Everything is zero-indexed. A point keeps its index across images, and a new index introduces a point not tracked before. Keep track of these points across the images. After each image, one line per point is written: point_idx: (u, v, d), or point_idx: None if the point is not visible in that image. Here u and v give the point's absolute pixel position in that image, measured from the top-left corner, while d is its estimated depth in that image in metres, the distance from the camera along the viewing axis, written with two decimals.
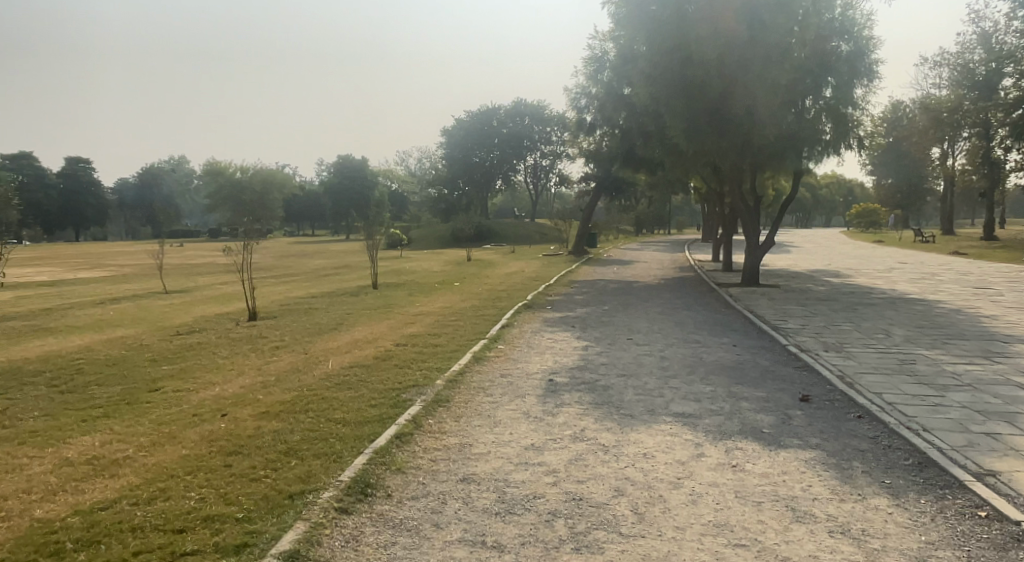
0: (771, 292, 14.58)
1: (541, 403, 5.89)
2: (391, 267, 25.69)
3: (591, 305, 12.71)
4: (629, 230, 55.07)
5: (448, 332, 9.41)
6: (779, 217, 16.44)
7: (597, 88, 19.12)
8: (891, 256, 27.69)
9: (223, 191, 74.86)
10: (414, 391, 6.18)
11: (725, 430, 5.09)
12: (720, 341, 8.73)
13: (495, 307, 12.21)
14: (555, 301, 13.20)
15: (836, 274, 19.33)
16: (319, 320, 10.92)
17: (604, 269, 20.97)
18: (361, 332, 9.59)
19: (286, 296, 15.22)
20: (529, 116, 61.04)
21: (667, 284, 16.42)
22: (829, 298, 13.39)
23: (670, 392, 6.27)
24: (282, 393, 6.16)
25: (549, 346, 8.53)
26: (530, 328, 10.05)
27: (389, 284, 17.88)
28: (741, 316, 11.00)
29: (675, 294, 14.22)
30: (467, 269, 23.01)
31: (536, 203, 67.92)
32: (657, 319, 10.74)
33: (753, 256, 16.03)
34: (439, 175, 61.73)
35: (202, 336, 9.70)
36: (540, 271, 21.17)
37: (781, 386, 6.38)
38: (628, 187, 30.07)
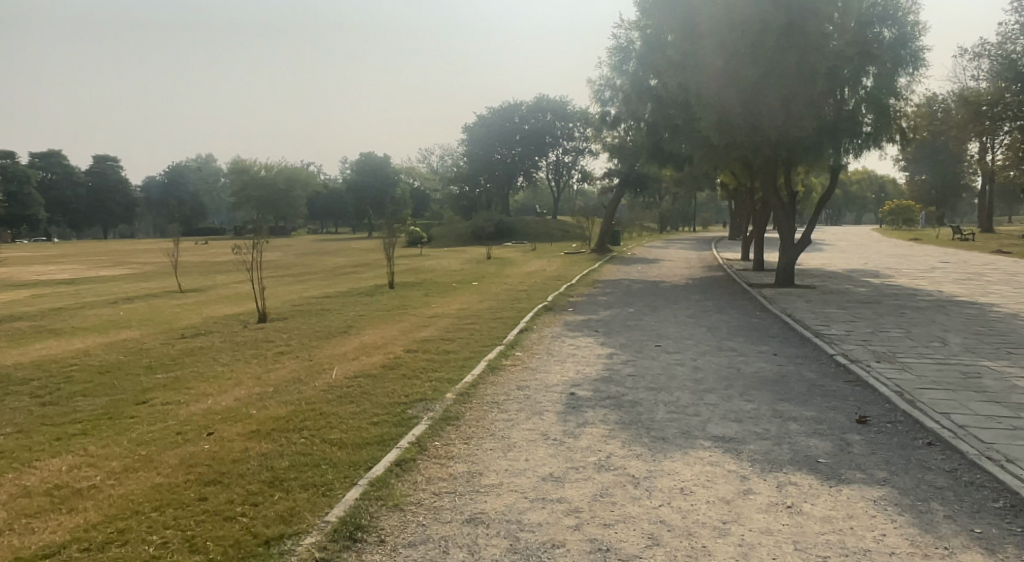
0: (808, 294, 13.78)
1: (561, 422, 5.27)
2: (411, 266, 25.18)
3: (616, 307, 12.04)
4: (653, 228, 54.10)
5: (463, 337, 8.80)
6: (815, 214, 15.60)
7: (622, 80, 18.35)
8: (931, 255, 26.52)
9: (247, 188, 75.25)
10: (421, 407, 5.58)
11: (775, 460, 4.43)
12: (758, 350, 8.02)
13: (514, 309, 11.59)
14: (578, 303, 12.55)
15: (875, 274, 18.40)
16: (329, 323, 10.39)
17: (629, 268, 20.24)
18: (372, 337, 9.02)
19: (299, 296, 14.76)
20: (552, 111, 60.25)
21: (696, 284, 15.67)
22: (871, 301, 12.55)
23: (706, 410, 5.62)
24: (278, 407, 5.60)
25: (571, 354, 7.89)
26: (551, 332, 9.42)
27: (406, 283, 17.35)
28: (778, 320, 10.27)
29: (704, 295, 13.48)
30: (487, 268, 22.42)
31: (559, 201, 67.13)
32: (687, 323, 10.05)
33: (788, 256, 15.39)
34: (461, 172, 61.27)
35: (207, 339, 9.21)
36: (562, 269, 20.50)
37: (833, 405, 5.68)
38: (654, 183, 29.23)
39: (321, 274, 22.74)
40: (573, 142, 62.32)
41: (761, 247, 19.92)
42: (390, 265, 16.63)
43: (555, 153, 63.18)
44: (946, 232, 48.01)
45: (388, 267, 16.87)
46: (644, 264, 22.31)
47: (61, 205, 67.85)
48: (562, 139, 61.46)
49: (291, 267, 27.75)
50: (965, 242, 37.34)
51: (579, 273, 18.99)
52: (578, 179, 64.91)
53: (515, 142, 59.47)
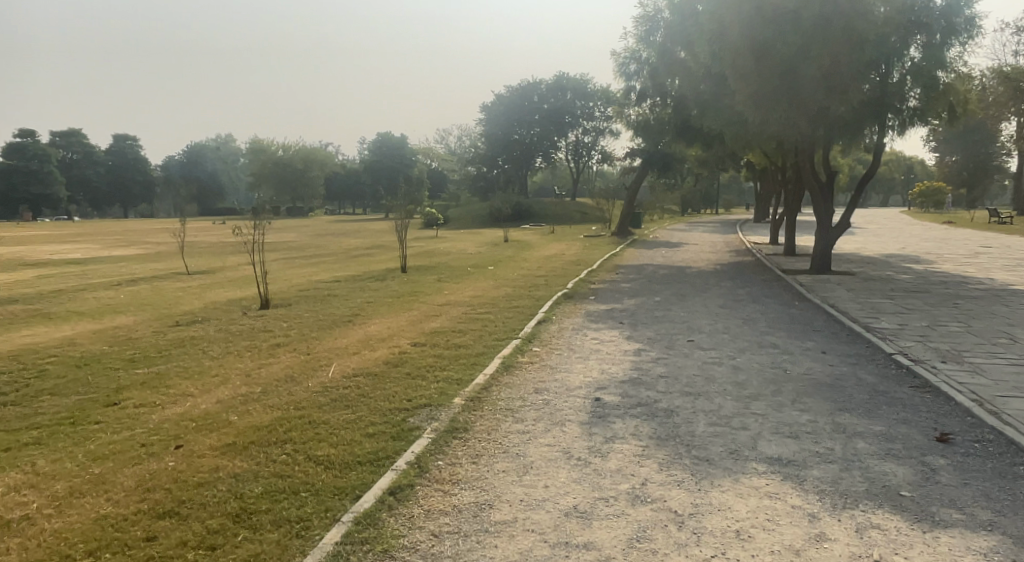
0: (846, 282, 12.87)
1: (587, 436, 4.54)
2: (426, 248, 24.48)
3: (642, 295, 11.25)
4: (674, 211, 52.94)
5: (476, 330, 8.07)
6: (855, 196, 14.62)
7: (649, 53, 17.35)
8: (971, 239, 25.25)
9: (265, 168, 74.99)
10: (425, 415, 4.86)
11: (847, 494, 3.66)
12: (803, 346, 7.22)
13: (532, 298, 10.86)
14: (600, 290, 11.78)
15: (915, 260, 17.37)
16: (335, 310, 9.71)
17: (652, 253, 19.39)
18: (379, 327, 8.31)
19: (307, 280, 14.11)
20: (572, 90, 58.96)
21: (725, 270, 14.81)
22: (918, 290, 11.63)
23: (753, 421, 4.86)
24: (263, 411, 4.91)
25: (595, 350, 7.14)
26: (572, 324, 8.67)
27: (420, 267, 16.65)
28: (820, 312, 9.44)
29: (735, 283, 12.63)
30: (504, 251, 21.68)
31: (578, 182, 66.02)
32: (721, 315, 9.25)
33: (824, 241, 14.52)
34: (479, 152, 60.40)
35: (202, 327, 8.55)
36: (583, 253, 19.67)
37: (903, 418, 4.89)
38: (677, 163, 28.18)
39: (333, 256, 22.09)
40: (592, 122, 61.08)
41: (793, 231, 18.95)
42: (403, 247, 15.92)
43: (574, 134, 62.05)
44: (980, 215, 46.42)
45: (400, 249, 16.16)
46: (667, 248, 21.40)
47: (82, 184, 68.07)
48: (581, 119, 60.27)
49: (304, 250, 27.16)
50: (1002, 226, 35.88)
51: (601, 257, 18.16)
52: (598, 159, 63.72)
53: (534, 122, 58.36)
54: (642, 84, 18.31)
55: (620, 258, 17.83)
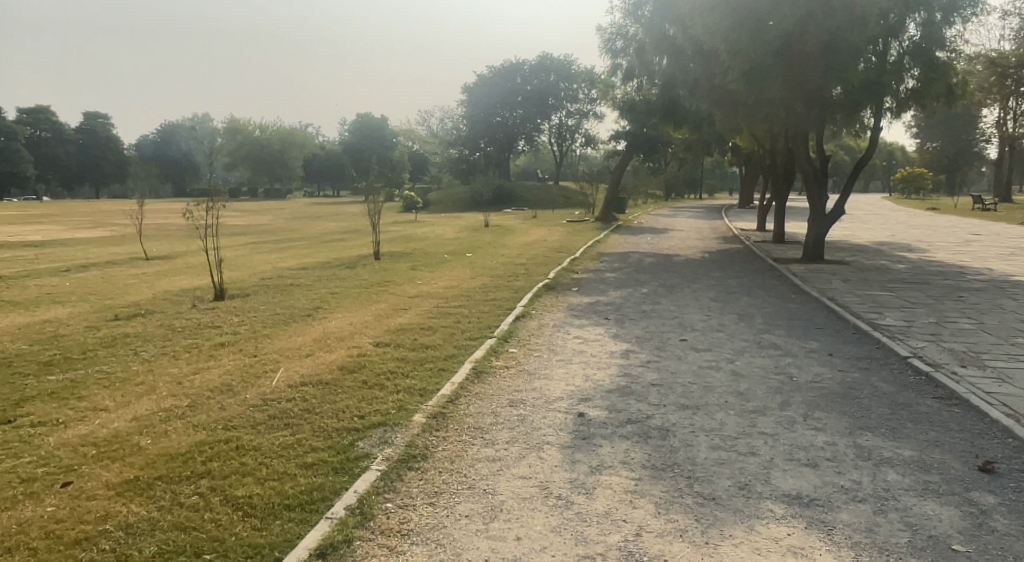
0: (841, 272, 12.27)
1: (568, 465, 3.82)
2: (404, 233, 23.58)
3: (628, 287, 10.54)
4: (658, 196, 52.36)
5: (448, 327, 7.30)
6: (850, 182, 13.98)
7: (636, 29, 16.49)
8: (959, 227, 24.86)
9: (241, 149, 73.18)
10: (377, 437, 4.08)
11: (888, 548, 2.97)
12: (807, 348, 6.55)
13: (511, 288, 10.11)
14: (585, 281, 11.05)
15: (907, 248, 16.84)
16: (295, 302, 8.88)
17: (637, 239, 18.74)
18: (339, 324, 7.51)
19: (273, 267, 13.24)
20: (555, 72, 57.85)
21: (714, 259, 14.15)
22: (917, 281, 11.04)
23: (762, 444, 4.17)
24: (183, 433, 4.12)
25: (578, 352, 6.42)
26: (553, 320, 7.94)
27: (395, 253, 15.82)
28: (819, 307, 8.78)
29: (726, 272, 11.96)
30: (484, 237, 20.89)
31: (562, 165, 65.14)
32: (714, 309, 8.57)
33: (817, 228, 13.86)
34: (461, 135, 59.24)
35: (142, 321, 7.69)
36: (566, 240, 18.91)
37: (934, 439, 4.22)
38: (663, 146, 27.46)
39: (306, 241, 21.15)
40: (576, 104, 60.15)
41: (782, 217, 18.34)
42: (377, 231, 15.06)
43: (558, 116, 61.09)
44: (964, 201, 46.35)
45: (373, 232, 15.27)
46: (653, 234, 20.72)
47: (50, 163, 65.87)
48: (566, 102, 59.31)
49: (278, 233, 26.17)
50: (986, 213, 35.65)
51: (585, 244, 17.42)
52: (582, 143, 62.86)
53: (517, 104, 57.27)
54: (628, 63, 17.45)
55: (605, 245, 17.13)
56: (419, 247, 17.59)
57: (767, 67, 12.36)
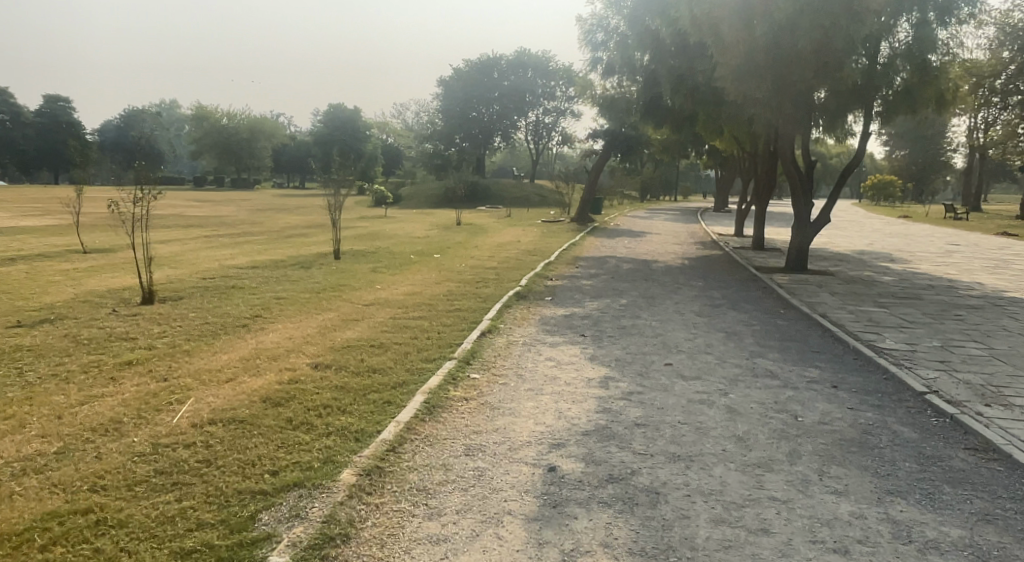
0: (828, 284, 11.61)
1: (533, 552, 2.94)
2: (370, 230, 22.47)
3: (605, 297, 9.70)
4: (633, 196, 51.86)
5: (403, 344, 6.39)
6: (838, 188, 13.32)
7: (618, 21, 15.60)
8: (937, 236, 24.57)
9: (208, 137, 70.95)
10: (287, 507, 3.18)
11: None
12: (808, 377, 5.77)
13: (478, 297, 9.20)
14: (559, 289, 10.18)
15: (890, 258, 16.31)
16: (231, 310, 7.87)
17: (613, 243, 17.97)
18: (276, 338, 6.55)
19: (221, 266, 12.14)
20: (532, 68, 56.89)
21: (695, 266, 13.41)
22: (910, 296, 10.40)
23: (775, 516, 3.33)
24: (34, 499, 3.19)
25: (550, 379, 5.54)
26: (522, 336, 7.05)
27: (357, 252, 14.80)
28: (813, 324, 8.04)
29: (708, 282, 11.21)
30: (454, 236, 19.91)
31: (537, 163, 64.32)
32: (700, 326, 7.77)
33: (803, 236, 13.19)
34: (436, 129, 58.00)
35: (46, 329, 6.66)
36: (540, 241, 18.05)
37: (983, 512, 3.43)
38: (641, 146, 26.74)
39: (265, 236, 19.95)
40: (553, 102, 59.33)
41: (763, 223, 17.70)
42: (337, 229, 14.00)
43: (535, 113, 60.21)
44: (937, 209, 46.62)
45: (334, 229, 14.20)
46: (630, 237, 19.95)
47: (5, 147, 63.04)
48: (542, 98, 58.48)
49: (237, 227, 24.87)
50: (959, 222, 35.73)
51: (560, 246, 16.58)
52: (558, 141, 62.10)
53: (493, 99, 56.21)
54: (608, 57, 16.57)
55: (581, 248, 16.30)
56: (385, 246, 16.57)
57: (757, 65, 11.61)
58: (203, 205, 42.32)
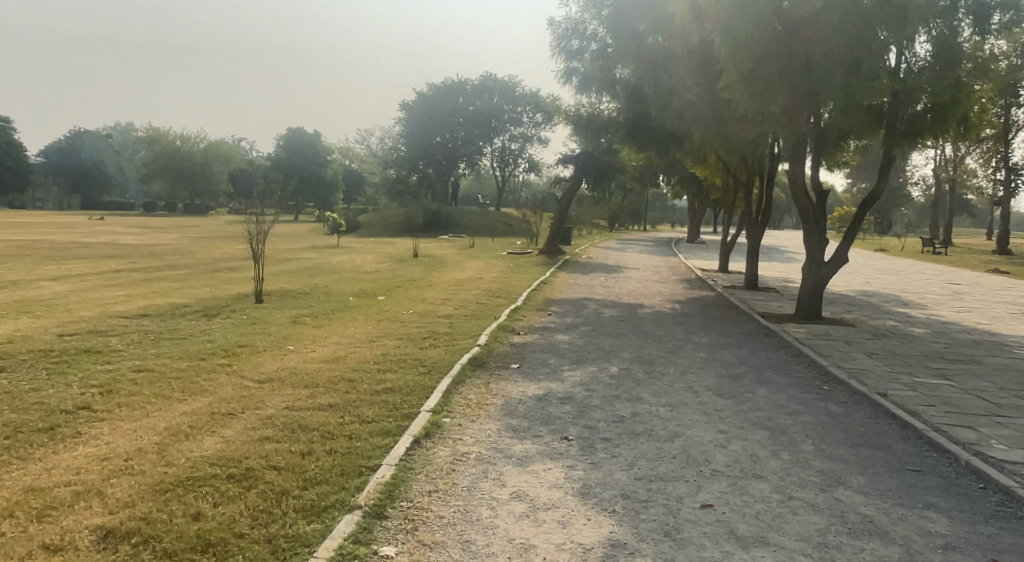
0: (855, 339, 9.60)
1: None
2: (315, 263, 20.01)
3: (589, 363, 7.46)
4: (602, 226, 50.20)
5: (284, 471, 3.96)
6: (855, 222, 11.33)
7: (598, 27, 13.58)
8: (930, 273, 23.08)
9: (159, 160, 67.68)
10: None
11: None
12: (938, 538, 3.56)
13: (422, 365, 6.82)
14: (529, 350, 7.90)
15: (900, 302, 14.49)
16: (49, 396, 5.31)
17: (589, 281, 15.83)
18: (79, 460, 4.05)
19: (99, 314, 9.51)
20: (498, 94, 55.33)
21: (688, 313, 11.32)
22: (964, 360, 8.38)
23: None
24: None
25: (521, 555, 3.20)
26: (475, 445, 4.67)
27: (286, 293, 12.33)
28: (878, 412, 5.90)
29: (712, 338, 9.08)
30: (408, 271, 17.56)
31: (503, 190, 62.54)
32: (729, 418, 5.57)
33: (816, 277, 11.16)
34: (398, 154, 55.79)
35: None
36: (505, 278, 15.78)
37: None
38: (614, 173, 24.84)
39: (188, 270, 17.32)
40: (520, 128, 57.87)
41: (757, 260, 15.73)
42: (259, 265, 11.52)
43: (501, 139, 58.58)
44: (908, 241, 45.94)
45: (254, 265, 11.67)
46: (606, 273, 17.87)
47: None
48: (508, 124, 56.94)
49: (164, 257, 22.08)
50: (935, 256, 34.69)
51: (529, 285, 14.32)
52: (524, 168, 60.50)
53: (457, 124, 54.40)
54: (584, 68, 14.47)
55: (553, 288, 14.11)
56: (324, 283, 14.16)
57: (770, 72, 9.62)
58: (141, 232, 39.16)
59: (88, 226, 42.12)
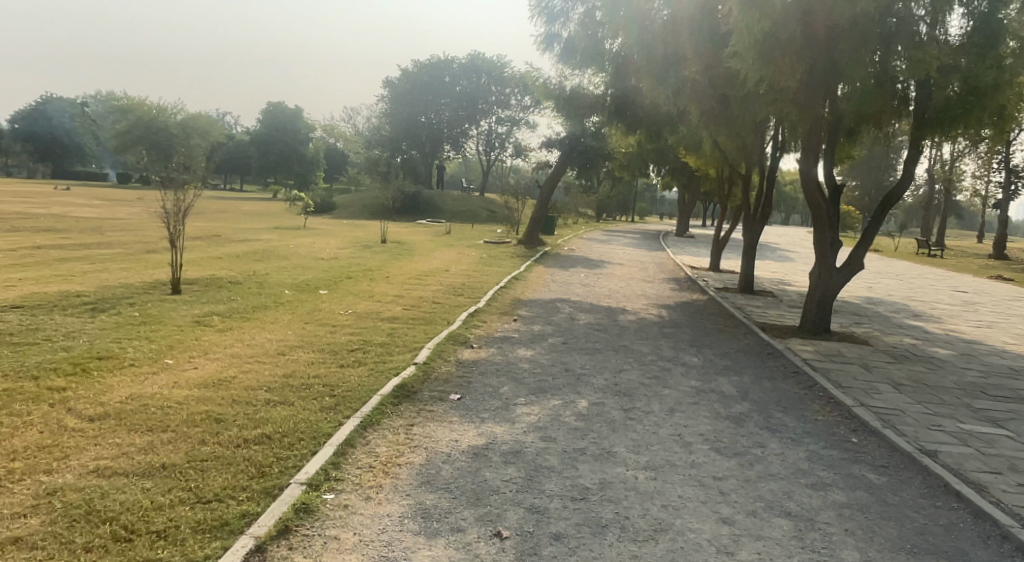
0: (874, 362, 8.07)
1: None
2: (270, 246, 18.26)
3: (552, 393, 5.85)
4: (589, 215, 48.63)
5: None
6: (875, 222, 9.74)
7: None
8: (932, 278, 21.72)
9: (132, 131, 65.11)
10: None
11: None
12: None
13: (330, 395, 5.16)
14: (478, 371, 6.29)
15: (911, 312, 13.04)
16: None
17: (567, 277, 14.22)
18: None
19: None
20: (486, 74, 53.54)
21: (676, 322, 9.76)
22: (1011, 397, 6.88)
23: None
24: None
25: None
26: (353, 552, 3.03)
27: (212, 283, 10.63)
28: (933, 485, 4.35)
29: (705, 359, 7.51)
30: (369, 259, 15.87)
31: (488, 175, 60.75)
32: (735, 496, 3.97)
33: (825, 285, 9.62)
34: (379, 133, 53.64)
35: None
36: (474, 272, 14.17)
37: None
38: (601, 160, 23.11)
39: (118, 250, 15.42)
40: (507, 111, 56.01)
41: (753, 260, 14.17)
42: (176, 250, 9.83)
43: (487, 122, 56.76)
44: (901, 242, 44.82)
45: (172, 250, 10.00)
46: (587, 269, 16.29)
47: None
48: (495, 106, 55.08)
49: (105, 233, 20.09)
50: (929, 257, 33.48)
51: (498, 281, 12.68)
52: (511, 152, 58.73)
53: (443, 104, 52.59)
54: (568, 37, 12.78)
55: (525, 284, 12.49)
56: (264, 272, 12.44)
57: (784, 40, 7.99)
58: (101, 204, 36.95)
59: (48, 196, 39.67)
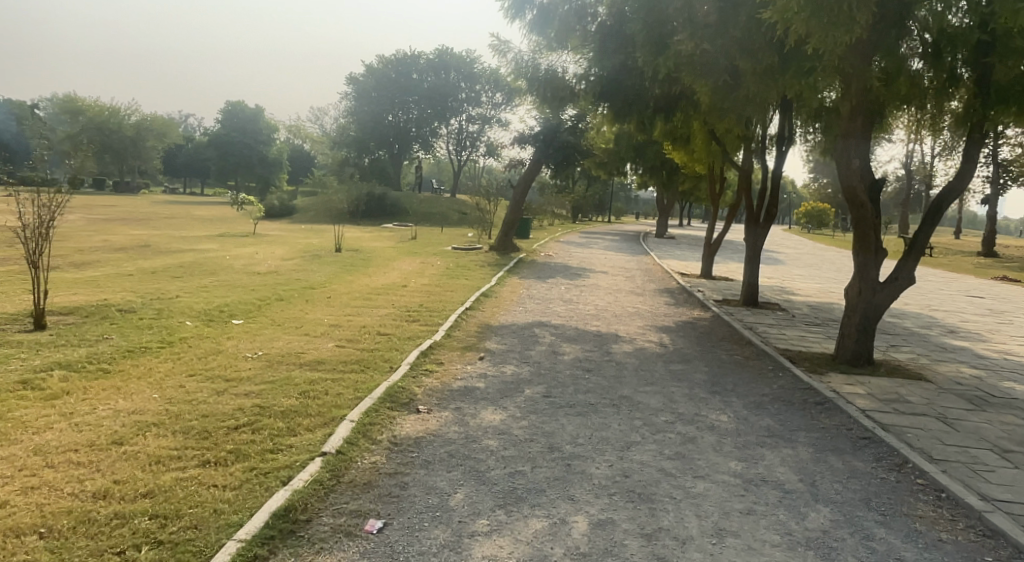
0: (953, 412, 6.12)
1: None
2: (205, 257, 15.87)
3: (531, 502, 3.76)
4: (565, 216, 46.69)
5: None
6: (931, 224, 7.75)
7: None
8: (938, 282, 20.09)
9: None
10: None
11: None
12: None
13: (152, 544, 3.01)
14: (420, 462, 4.17)
15: (945, 327, 11.22)
16: None
17: (546, 291, 12.11)
18: None
19: None
20: (455, 70, 51.29)
21: (683, 354, 7.74)
22: None
23: None
24: None
25: None
26: None
27: (96, 311, 8.32)
28: None
29: (739, 418, 5.47)
30: (315, 273, 13.62)
31: (459, 176, 58.54)
32: None
33: (867, 306, 7.67)
34: (345, 132, 51.10)
35: None
36: (437, 287, 12.01)
37: None
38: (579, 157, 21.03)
39: (14, 267, 12.97)
40: (478, 108, 53.78)
41: (758, 267, 12.24)
42: (37, 272, 7.55)
43: (457, 120, 54.53)
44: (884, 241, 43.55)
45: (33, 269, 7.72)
46: (567, 279, 14.23)
47: None
48: (465, 104, 52.84)
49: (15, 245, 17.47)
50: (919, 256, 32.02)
51: (463, 299, 10.56)
52: (483, 152, 56.57)
53: (411, 102, 50.28)
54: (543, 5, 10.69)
55: (495, 303, 10.37)
56: (176, 293, 10.12)
57: None
58: None
59: None
